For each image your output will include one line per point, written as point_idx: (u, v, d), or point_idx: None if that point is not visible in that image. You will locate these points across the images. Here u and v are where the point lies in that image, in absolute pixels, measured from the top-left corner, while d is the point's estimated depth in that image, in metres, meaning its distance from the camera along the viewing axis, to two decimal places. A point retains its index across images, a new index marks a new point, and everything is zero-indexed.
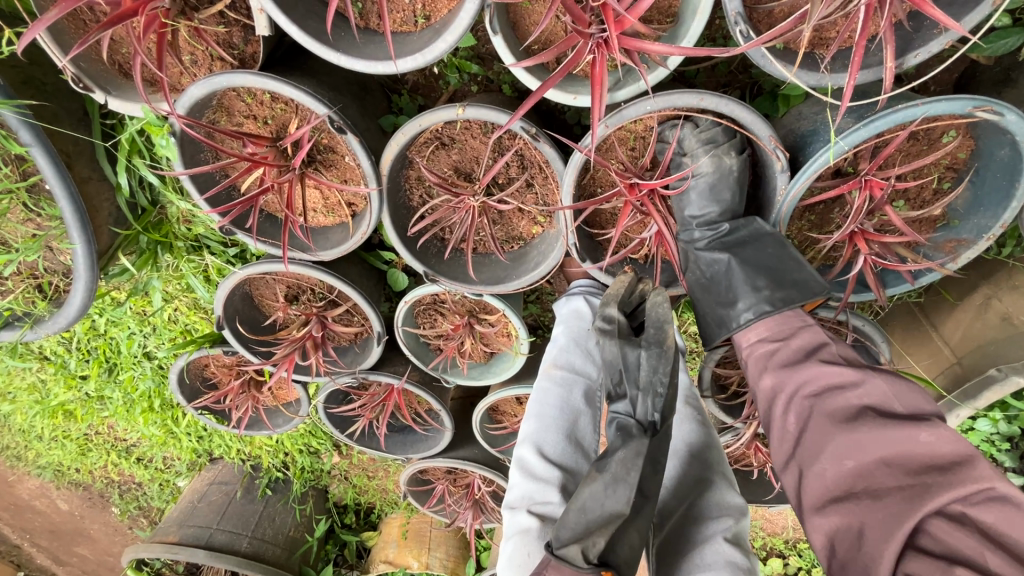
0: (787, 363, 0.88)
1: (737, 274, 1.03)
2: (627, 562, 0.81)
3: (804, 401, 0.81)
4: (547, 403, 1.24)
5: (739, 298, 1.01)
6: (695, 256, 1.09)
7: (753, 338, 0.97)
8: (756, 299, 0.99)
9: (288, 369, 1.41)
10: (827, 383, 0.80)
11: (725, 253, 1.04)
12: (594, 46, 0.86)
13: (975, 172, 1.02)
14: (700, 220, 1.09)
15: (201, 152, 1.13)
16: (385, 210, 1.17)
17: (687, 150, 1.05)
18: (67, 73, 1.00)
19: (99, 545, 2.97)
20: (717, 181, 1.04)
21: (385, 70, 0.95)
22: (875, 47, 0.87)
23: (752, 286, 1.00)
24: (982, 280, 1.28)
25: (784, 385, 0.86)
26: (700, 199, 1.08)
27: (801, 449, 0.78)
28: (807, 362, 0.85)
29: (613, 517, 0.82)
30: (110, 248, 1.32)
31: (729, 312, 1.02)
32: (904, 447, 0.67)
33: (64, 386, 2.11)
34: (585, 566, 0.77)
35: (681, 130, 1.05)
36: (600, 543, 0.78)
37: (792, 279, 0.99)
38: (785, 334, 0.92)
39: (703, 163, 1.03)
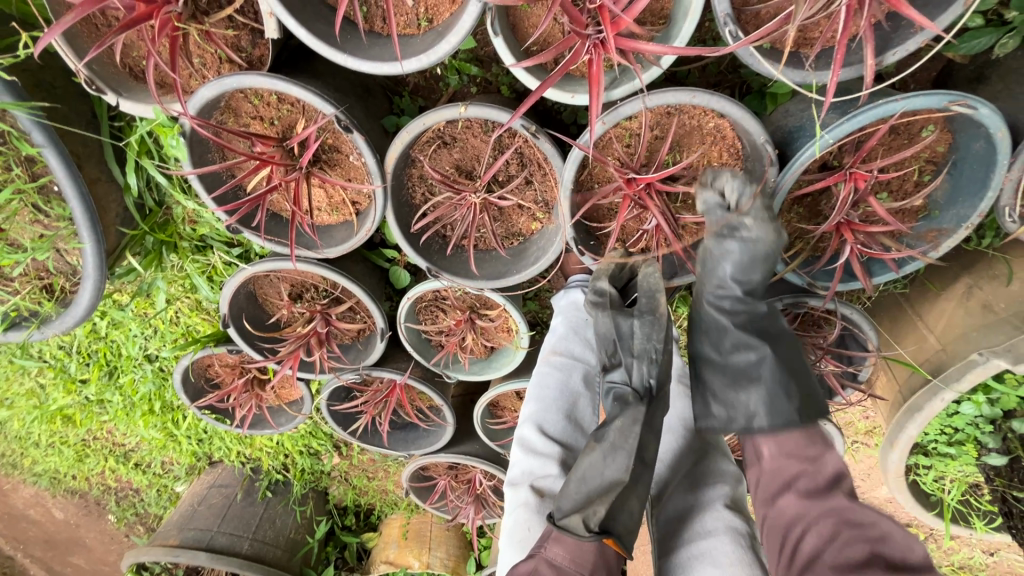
0: (815, 493, 0.87)
1: (772, 370, 0.95)
2: (625, 529, 0.93)
3: (826, 525, 0.81)
4: (547, 386, 1.29)
5: (767, 400, 0.94)
6: (725, 331, 1.01)
7: (767, 453, 0.95)
8: (787, 408, 0.93)
9: (293, 365, 1.44)
10: (849, 516, 0.81)
11: (763, 344, 0.96)
12: (591, 47, 0.91)
13: (953, 164, 1.07)
14: (737, 289, 1.00)
15: (209, 152, 1.17)
16: (389, 207, 1.21)
17: (744, 209, 0.95)
18: (81, 76, 1.03)
19: (95, 554, 2.95)
20: (769, 253, 0.94)
21: (391, 71, 0.99)
22: (856, 46, 0.92)
23: (785, 393, 0.94)
24: (963, 270, 1.36)
25: (808, 511, 0.86)
26: (743, 264, 0.97)
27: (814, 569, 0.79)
28: (834, 493, 0.86)
29: (613, 484, 0.92)
30: (117, 248, 1.35)
31: (750, 411, 0.96)
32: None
33: (63, 390, 2.11)
34: (586, 534, 0.89)
35: (742, 187, 0.96)
36: (600, 511, 0.90)
37: (813, 391, 0.95)
38: (811, 453, 0.91)
39: (760, 228, 0.93)
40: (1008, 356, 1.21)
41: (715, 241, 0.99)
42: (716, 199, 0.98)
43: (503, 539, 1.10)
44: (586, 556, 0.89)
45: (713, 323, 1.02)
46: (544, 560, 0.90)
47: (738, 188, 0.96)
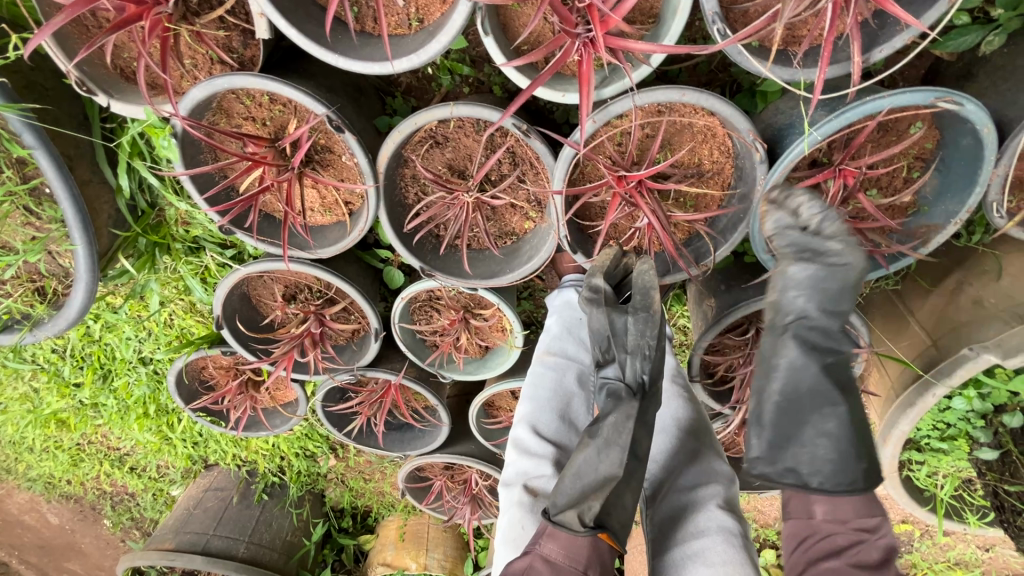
0: (869, 566, 0.83)
1: (847, 428, 0.90)
2: (619, 523, 0.94)
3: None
4: (540, 386, 1.29)
5: (838, 455, 0.89)
6: (802, 371, 0.93)
7: (816, 514, 0.90)
8: (853, 470, 0.88)
9: (287, 366, 1.44)
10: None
11: (843, 397, 0.91)
12: (581, 46, 0.91)
13: (941, 160, 1.08)
14: (820, 325, 0.95)
15: (201, 153, 1.16)
16: (382, 207, 1.21)
17: (830, 237, 0.93)
18: (72, 77, 1.03)
19: (91, 559, 2.93)
20: (850, 283, 0.92)
21: (382, 71, 0.99)
22: (843, 44, 0.93)
23: (854, 454, 0.89)
24: (955, 266, 1.37)
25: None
26: (826, 292, 0.93)
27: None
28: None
29: (607, 479, 0.92)
30: (110, 250, 1.35)
31: (818, 464, 0.90)
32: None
33: (57, 394, 2.11)
34: (581, 529, 0.89)
35: (826, 212, 0.94)
36: (595, 507, 0.90)
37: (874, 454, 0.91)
38: (868, 523, 0.87)
39: (853, 256, 0.91)
40: (999, 350, 1.21)
41: (795, 262, 0.94)
42: (789, 220, 0.96)
43: (497, 539, 1.10)
44: (581, 553, 0.88)
45: (786, 359, 0.94)
46: (539, 557, 0.89)
47: (819, 210, 0.94)
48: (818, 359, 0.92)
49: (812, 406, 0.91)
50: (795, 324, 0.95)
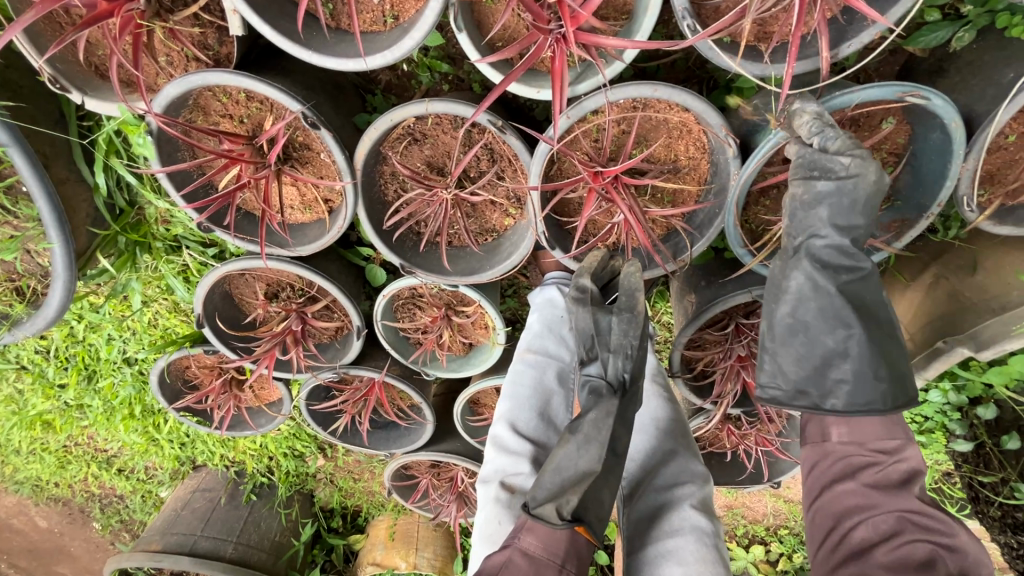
0: (881, 484, 0.88)
1: (864, 347, 0.87)
2: (596, 517, 0.93)
3: (890, 520, 0.84)
4: (520, 384, 1.29)
5: (853, 377, 0.88)
6: (814, 291, 0.91)
7: (835, 437, 0.94)
8: (873, 390, 0.86)
9: (269, 365, 1.44)
10: (916, 518, 0.83)
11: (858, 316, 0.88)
12: (554, 42, 0.91)
13: (912, 155, 1.09)
14: (836, 241, 0.91)
15: (178, 151, 1.16)
16: (360, 204, 1.21)
17: (837, 151, 0.88)
18: (44, 74, 1.04)
19: (79, 563, 2.91)
20: (868, 196, 0.87)
21: (356, 67, 1.00)
22: (811, 39, 0.94)
23: (873, 373, 0.87)
24: (932, 260, 1.36)
25: (870, 500, 0.87)
26: (839, 209, 0.89)
27: (866, 557, 0.82)
28: (903, 492, 0.86)
29: (586, 475, 0.92)
30: (88, 249, 1.34)
31: (833, 386, 0.89)
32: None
33: (41, 396, 2.09)
34: (559, 522, 0.88)
35: (828, 130, 0.88)
36: (573, 501, 0.89)
37: (899, 373, 0.89)
38: (889, 445, 0.90)
39: (866, 170, 0.86)
40: (972, 343, 1.24)
41: (802, 182, 0.92)
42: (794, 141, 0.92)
43: (474, 536, 1.11)
44: (559, 546, 0.88)
45: (798, 278, 0.92)
46: (518, 550, 0.88)
47: (819, 127, 0.89)
48: (830, 280, 0.90)
49: (825, 329, 0.89)
50: (808, 246, 0.92)
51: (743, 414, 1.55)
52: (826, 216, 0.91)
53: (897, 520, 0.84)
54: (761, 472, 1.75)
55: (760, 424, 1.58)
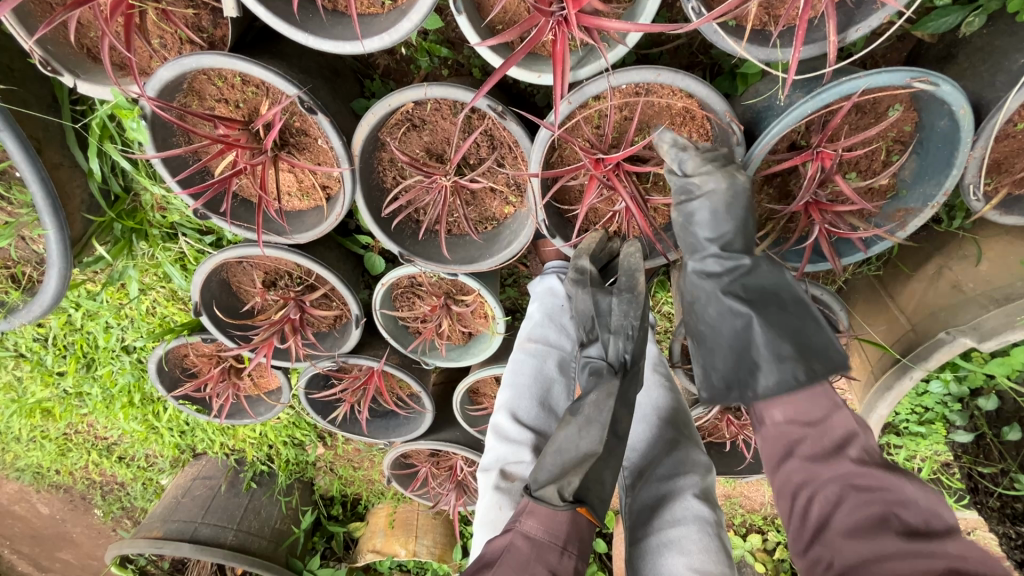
0: (813, 455, 0.80)
1: (761, 333, 0.87)
2: (597, 498, 0.94)
3: (832, 489, 0.76)
4: (521, 373, 1.29)
5: (763, 362, 0.87)
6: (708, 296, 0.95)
7: (776, 417, 0.85)
8: (779, 371, 0.84)
9: (267, 353, 1.42)
10: (858, 479, 0.74)
11: (744, 306, 0.89)
12: (555, 25, 0.88)
13: (919, 143, 1.07)
14: (712, 246, 0.95)
15: (173, 136, 1.14)
16: (358, 190, 1.19)
17: (693, 172, 0.95)
18: (35, 56, 1.02)
19: (82, 549, 2.93)
20: (730, 199, 0.92)
21: (352, 50, 0.98)
22: (819, 23, 0.92)
23: (773, 354, 0.85)
24: (935, 250, 1.37)
25: (810, 473, 0.79)
26: (712, 219, 0.94)
27: (824, 536, 0.74)
28: (839, 457, 0.78)
29: (587, 456, 0.92)
30: (84, 236, 1.33)
31: (748, 377, 0.88)
32: (937, 553, 0.63)
33: (41, 383, 2.09)
34: (559, 503, 0.88)
35: (681, 154, 0.97)
36: (574, 482, 0.89)
37: (814, 344, 0.85)
38: (813, 416, 0.82)
39: (716, 179, 0.92)
40: (974, 334, 1.21)
41: (679, 209, 0.98)
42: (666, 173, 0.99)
43: (475, 524, 1.10)
44: (561, 527, 0.87)
45: (696, 289, 0.98)
46: (519, 534, 0.87)
47: (676, 154, 0.97)
48: (714, 285, 0.94)
49: (726, 329, 0.93)
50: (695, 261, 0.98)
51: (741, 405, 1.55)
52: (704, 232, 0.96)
53: (841, 488, 0.75)
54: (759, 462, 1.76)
55: None
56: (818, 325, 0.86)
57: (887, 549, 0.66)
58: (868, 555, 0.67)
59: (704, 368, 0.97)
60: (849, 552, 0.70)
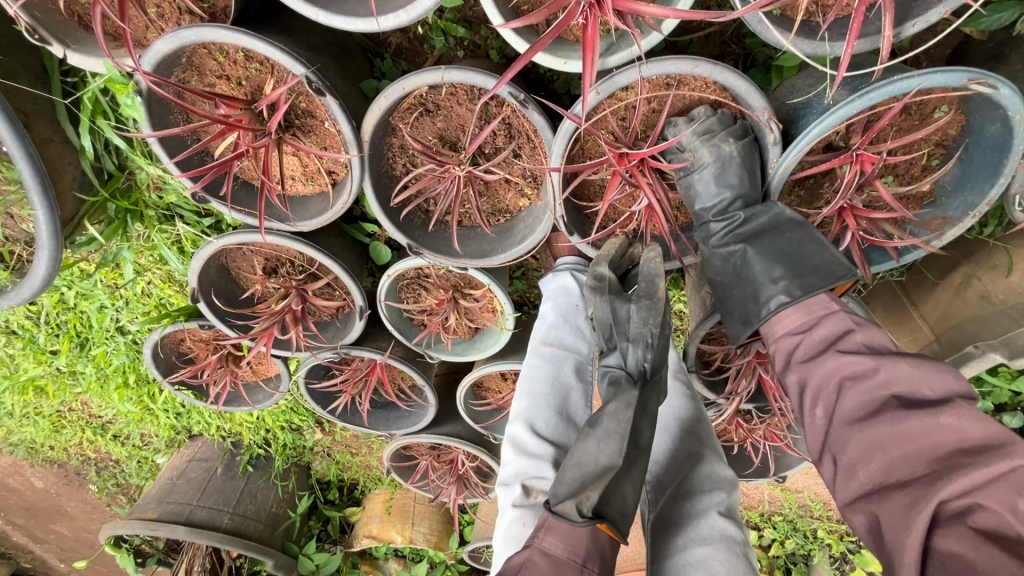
0: (808, 357, 0.86)
1: (755, 264, 0.99)
2: (619, 513, 0.89)
3: (830, 386, 0.80)
4: (537, 379, 1.26)
5: (759, 288, 0.97)
6: (710, 252, 1.06)
7: (778, 333, 0.94)
8: (775, 290, 0.95)
9: (268, 343, 1.37)
10: (849, 370, 0.79)
11: (739, 244, 1.01)
12: (586, 8, 0.81)
13: (964, 149, 1.02)
14: (711, 207, 1.05)
15: (170, 113, 1.07)
16: (367, 177, 1.12)
17: (688, 145, 1.04)
18: (21, 23, 0.94)
19: (77, 522, 2.92)
20: (719, 171, 1.02)
21: (366, 28, 0.90)
22: (874, 15, 0.85)
23: (769, 277, 0.96)
24: (963, 259, 1.31)
25: (809, 378, 0.84)
26: (710, 192, 1.05)
27: (831, 434, 0.78)
28: (830, 353, 0.83)
29: (606, 469, 0.88)
30: (75, 217, 1.25)
31: (751, 305, 0.98)
32: (932, 435, 0.65)
33: (33, 360, 2.03)
34: (579, 519, 0.84)
35: (678, 125, 1.04)
36: (594, 497, 0.85)
37: (811, 265, 0.95)
38: (803, 324, 0.91)
39: (702, 154, 1.01)
40: (1005, 349, 1.22)
41: (683, 182, 1.09)
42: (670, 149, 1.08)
43: (497, 544, 1.06)
44: (580, 544, 0.84)
45: (702, 247, 1.09)
46: (538, 550, 0.84)
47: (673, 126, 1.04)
48: (712, 238, 1.05)
49: (728, 273, 1.03)
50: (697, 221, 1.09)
51: (753, 409, 1.52)
52: (703, 197, 1.06)
53: (836, 383, 0.79)
54: (766, 466, 1.74)
55: (770, 420, 1.55)
56: (807, 247, 0.97)
57: (885, 434, 0.69)
58: (868, 445, 0.70)
59: (722, 312, 1.07)
60: (853, 446, 0.73)
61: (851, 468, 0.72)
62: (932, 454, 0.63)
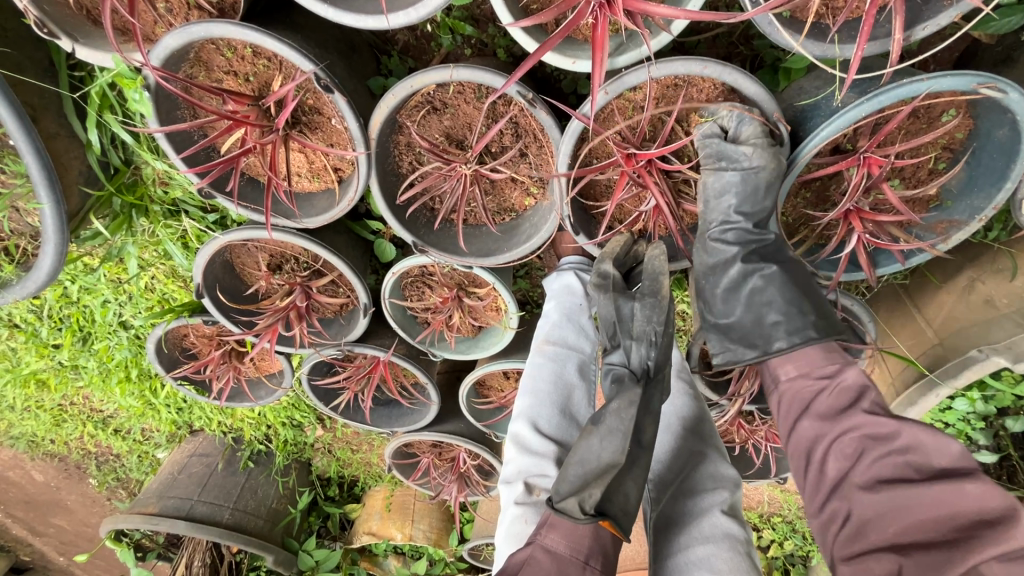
0: (829, 413, 0.88)
1: (781, 292, 1.01)
2: (621, 510, 0.90)
3: (850, 442, 0.81)
4: (540, 378, 1.26)
5: (784, 318, 0.99)
6: (732, 265, 1.04)
7: (789, 372, 0.97)
8: (802, 325, 0.97)
9: (271, 340, 1.38)
10: (871, 430, 0.80)
11: (771, 266, 1.01)
12: (597, 7, 0.81)
13: (972, 152, 1.02)
14: (745, 219, 1.03)
15: (178, 109, 1.07)
16: (373, 175, 1.12)
17: (743, 140, 0.97)
18: (30, 16, 0.94)
19: (76, 515, 2.93)
20: (769, 180, 0.99)
21: (376, 25, 0.90)
22: (885, 18, 0.85)
23: (795, 310, 0.99)
24: (967, 263, 1.32)
25: (826, 432, 0.86)
26: (743, 203, 1.02)
27: (843, 488, 0.79)
28: (852, 412, 0.85)
29: (609, 467, 0.89)
30: (81, 211, 1.25)
31: (770, 333, 1.00)
32: (952, 502, 0.67)
33: (35, 354, 2.03)
34: (581, 517, 0.85)
35: (742, 116, 0.97)
36: (596, 494, 0.86)
37: (822, 308, 1.00)
38: (827, 371, 0.93)
39: (764, 157, 0.96)
40: (1009, 354, 1.22)
41: (714, 174, 1.01)
42: (713, 131, 1.00)
43: (498, 540, 1.06)
44: (583, 541, 0.85)
45: (720, 257, 1.05)
46: (540, 547, 0.85)
47: (737, 115, 0.97)
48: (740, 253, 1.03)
49: (749, 293, 1.03)
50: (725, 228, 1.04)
51: (755, 411, 1.52)
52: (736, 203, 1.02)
53: (857, 440, 0.81)
54: (767, 467, 1.74)
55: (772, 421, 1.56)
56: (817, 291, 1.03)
57: (905, 499, 0.70)
58: (885, 506, 0.72)
59: (721, 332, 1.07)
60: (868, 503, 0.74)
61: (863, 526, 0.73)
62: (952, 523, 0.65)
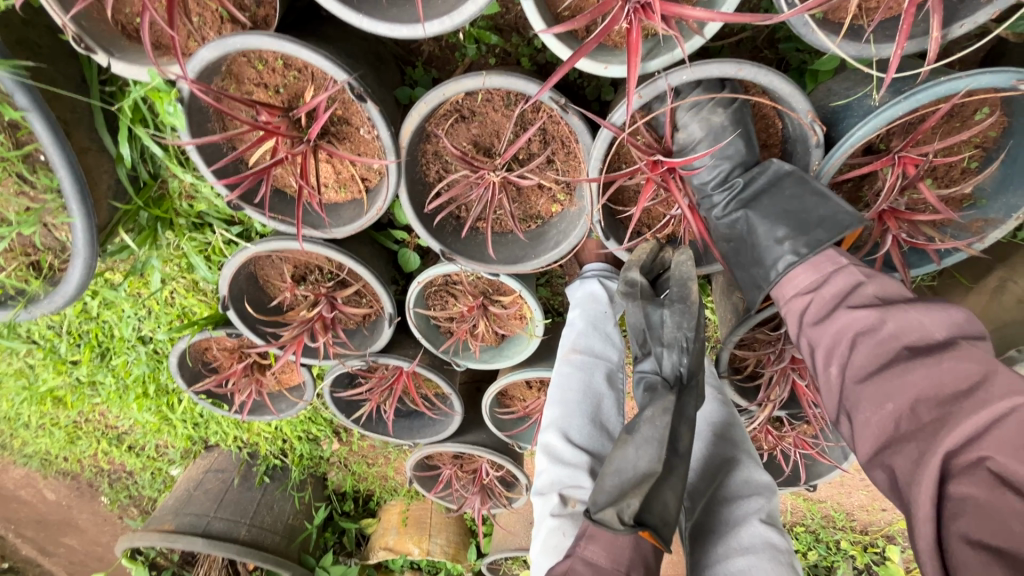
0: (818, 319, 0.83)
1: (759, 226, 0.96)
2: (661, 521, 0.86)
3: (842, 342, 0.77)
4: (569, 386, 1.25)
5: (766, 248, 0.93)
6: (715, 225, 1.03)
7: (788, 292, 0.90)
8: (780, 250, 0.91)
9: (297, 351, 1.37)
10: (858, 326, 0.76)
11: (739, 210, 0.98)
12: (631, 12, 0.81)
13: (1007, 152, 1.02)
14: (708, 178, 1.03)
15: (209, 121, 1.08)
16: (403, 184, 1.13)
17: (678, 123, 1.03)
18: (69, 32, 0.96)
19: (87, 535, 2.87)
20: (727, 141, 1.00)
21: (412, 34, 0.90)
22: (923, 16, 0.85)
23: (772, 238, 0.93)
24: (997, 263, 1.32)
25: (819, 338, 0.81)
26: (710, 165, 1.02)
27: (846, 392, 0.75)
28: (840, 309, 0.80)
29: (647, 476, 0.87)
30: (109, 224, 1.26)
31: (759, 269, 0.94)
32: (937, 382, 0.64)
33: (52, 371, 2.02)
34: (621, 528, 0.82)
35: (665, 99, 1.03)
36: (634, 504, 0.84)
37: (813, 220, 0.91)
38: (814, 283, 0.87)
39: (694, 126, 1.00)
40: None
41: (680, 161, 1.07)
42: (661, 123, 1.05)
43: (535, 555, 1.04)
44: (623, 553, 0.81)
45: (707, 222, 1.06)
46: (580, 559, 0.82)
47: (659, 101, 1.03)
48: (716, 208, 1.02)
49: (734, 240, 1.00)
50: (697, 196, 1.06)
51: (784, 417, 1.51)
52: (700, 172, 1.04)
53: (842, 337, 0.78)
54: (796, 474, 1.72)
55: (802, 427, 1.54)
56: (807, 200, 0.93)
57: (894, 391, 0.68)
58: (880, 401, 0.69)
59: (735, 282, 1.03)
60: (865, 402, 0.71)
61: (866, 425, 0.70)
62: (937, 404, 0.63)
